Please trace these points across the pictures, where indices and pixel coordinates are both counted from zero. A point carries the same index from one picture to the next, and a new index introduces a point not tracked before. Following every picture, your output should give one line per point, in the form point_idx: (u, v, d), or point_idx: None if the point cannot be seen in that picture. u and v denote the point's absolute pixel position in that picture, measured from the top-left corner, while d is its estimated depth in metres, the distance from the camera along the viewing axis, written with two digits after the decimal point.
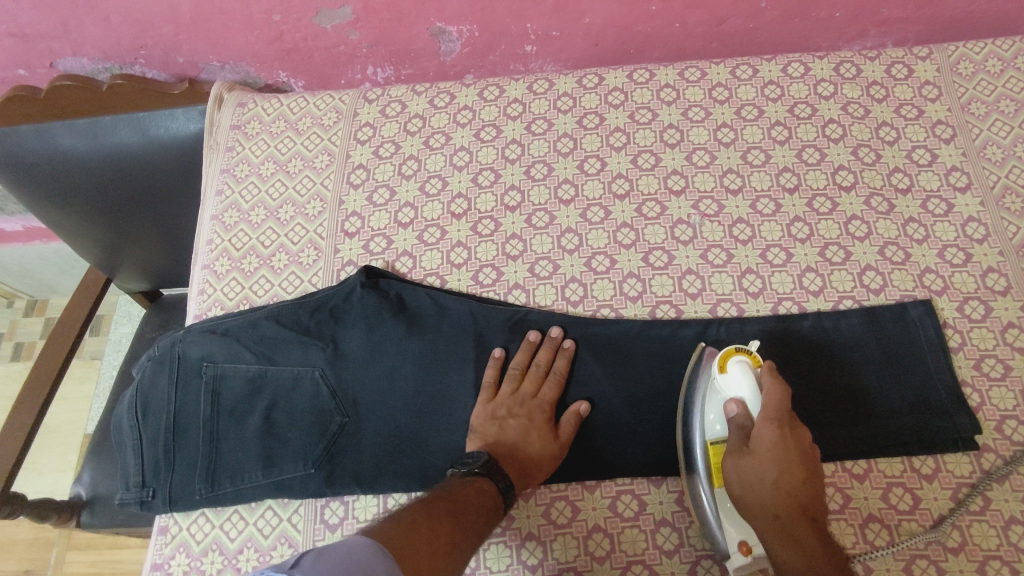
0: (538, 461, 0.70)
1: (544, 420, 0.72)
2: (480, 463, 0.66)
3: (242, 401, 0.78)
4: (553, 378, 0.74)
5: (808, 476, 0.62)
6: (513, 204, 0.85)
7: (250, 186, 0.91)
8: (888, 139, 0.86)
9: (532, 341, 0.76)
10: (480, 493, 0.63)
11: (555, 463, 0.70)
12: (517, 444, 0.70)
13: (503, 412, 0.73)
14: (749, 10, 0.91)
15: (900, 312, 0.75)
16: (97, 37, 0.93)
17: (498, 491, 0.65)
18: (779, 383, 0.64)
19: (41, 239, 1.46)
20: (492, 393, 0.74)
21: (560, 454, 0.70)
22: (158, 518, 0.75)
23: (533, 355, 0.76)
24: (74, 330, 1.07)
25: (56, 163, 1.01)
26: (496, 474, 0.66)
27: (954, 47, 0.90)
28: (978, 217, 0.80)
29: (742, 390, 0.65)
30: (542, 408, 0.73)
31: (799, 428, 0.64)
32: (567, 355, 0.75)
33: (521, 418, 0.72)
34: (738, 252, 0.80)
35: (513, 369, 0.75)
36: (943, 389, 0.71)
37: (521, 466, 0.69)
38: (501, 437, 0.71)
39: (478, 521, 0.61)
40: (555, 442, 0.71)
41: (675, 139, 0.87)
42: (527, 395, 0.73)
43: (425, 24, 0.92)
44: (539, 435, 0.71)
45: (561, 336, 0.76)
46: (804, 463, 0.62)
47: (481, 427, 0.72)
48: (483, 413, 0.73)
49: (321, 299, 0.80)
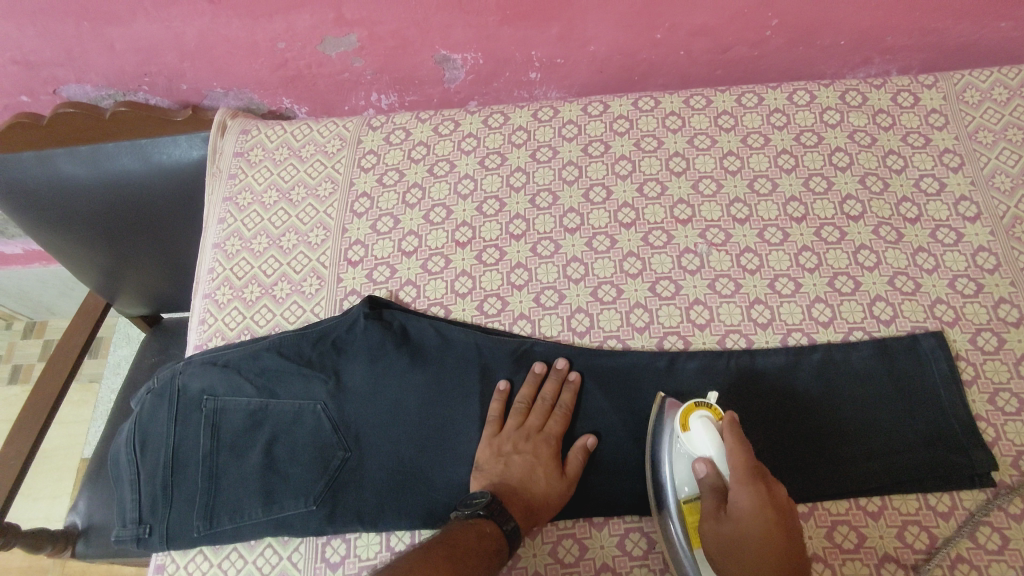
0: (544, 499, 0.68)
1: (550, 456, 0.70)
2: (483, 504, 0.65)
3: (242, 435, 0.76)
4: (559, 412, 0.73)
5: (789, 541, 0.59)
6: (518, 232, 0.84)
7: (252, 214, 0.91)
8: (895, 168, 0.85)
9: (537, 374, 0.75)
10: (481, 535, 0.62)
11: (562, 500, 0.69)
12: (523, 481, 0.69)
13: (508, 447, 0.71)
14: (754, 38, 0.91)
15: (911, 344, 0.74)
16: (101, 65, 0.92)
17: (502, 533, 0.64)
18: (742, 441, 0.61)
19: (41, 262, 1.44)
20: (497, 427, 0.73)
21: (567, 490, 0.69)
22: (155, 555, 0.74)
23: (538, 388, 0.75)
24: (72, 358, 1.06)
25: (57, 190, 1.00)
26: (500, 515, 0.64)
27: (960, 76, 0.90)
28: (988, 247, 0.79)
29: (707, 448, 0.63)
30: (548, 442, 0.71)
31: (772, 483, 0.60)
32: (572, 388, 0.74)
33: (526, 454, 0.70)
34: (747, 281, 0.79)
35: (518, 403, 0.74)
36: (955, 422, 0.70)
37: (528, 504, 0.68)
38: (507, 475, 0.69)
39: (481, 566, 0.60)
40: (562, 479, 0.69)
41: (681, 167, 0.87)
42: (532, 429, 0.72)
43: (429, 52, 0.92)
44: (545, 472, 0.69)
45: (567, 368, 0.75)
46: (782, 520, 0.59)
47: (486, 464, 0.70)
48: (488, 449, 0.71)
49: (323, 330, 0.79)
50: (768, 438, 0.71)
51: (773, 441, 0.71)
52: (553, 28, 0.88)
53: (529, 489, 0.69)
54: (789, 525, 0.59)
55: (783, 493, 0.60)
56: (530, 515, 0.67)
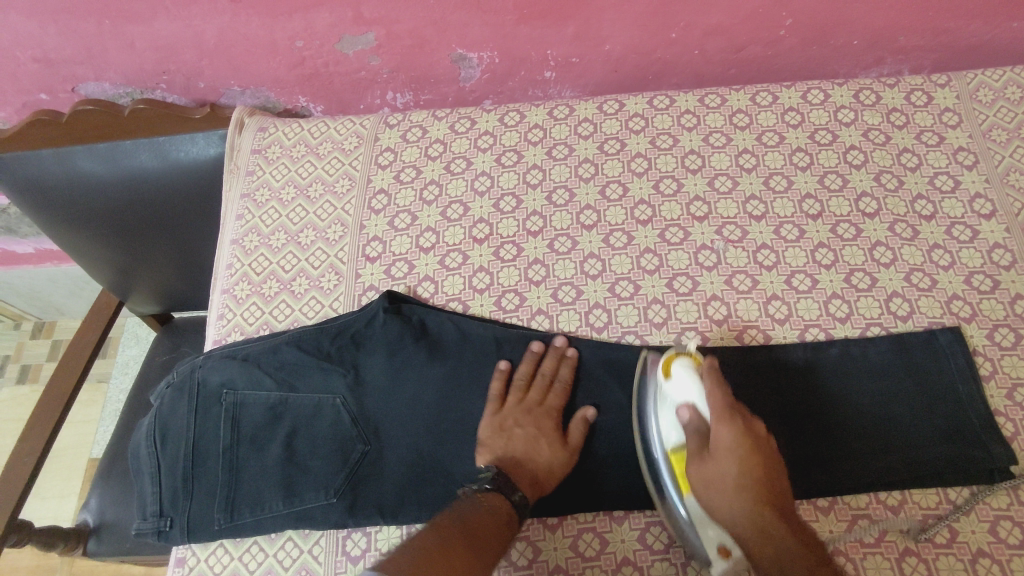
0: (549, 471, 0.69)
1: (552, 429, 0.71)
2: (490, 479, 0.66)
3: (263, 429, 0.76)
4: (558, 386, 0.74)
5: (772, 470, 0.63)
6: (536, 229, 0.85)
7: (271, 210, 0.91)
8: (909, 165, 0.85)
9: (536, 351, 0.76)
10: (491, 510, 0.63)
11: (566, 470, 0.70)
12: (528, 454, 0.69)
13: (511, 422, 0.72)
14: (769, 37, 0.91)
15: (928, 339, 0.74)
16: (121, 62, 0.93)
17: (510, 505, 0.65)
18: (721, 384, 0.65)
19: (52, 262, 1.45)
20: (499, 405, 0.73)
21: (570, 460, 0.70)
22: (176, 549, 0.74)
23: (537, 365, 0.76)
24: (86, 355, 1.06)
25: (75, 187, 1.01)
26: (507, 488, 0.65)
27: (973, 75, 0.90)
28: (1003, 244, 0.79)
29: (688, 394, 0.66)
30: (549, 415, 0.72)
31: (750, 419, 0.65)
32: (571, 363, 0.75)
33: (529, 428, 0.71)
34: (764, 278, 0.80)
35: (518, 379, 0.75)
36: (974, 417, 0.70)
37: (533, 477, 0.68)
38: (512, 448, 0.70)
39: (492, 541, 0.61)
40: (565, 450, 0.70)
41: (697, 164, 0.87)
42: (533, 404, 0.73)
43: (446, 50, 0.92)
44: (549, 444, 0.70)
45: (565, 345, 0.76)
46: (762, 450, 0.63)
47: (490, 439, 0.71)
48: (490, 425, 0.72)
49: (343, 325, 0.80)
50: (787, 433, 0.72)
51: (792, 435, 0.72)
52: (569, 27, 0.89)
53: (533, 462, 0.69)
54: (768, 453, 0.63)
55: (761, 427, 0.65)
56: (536, 487, 0.68)
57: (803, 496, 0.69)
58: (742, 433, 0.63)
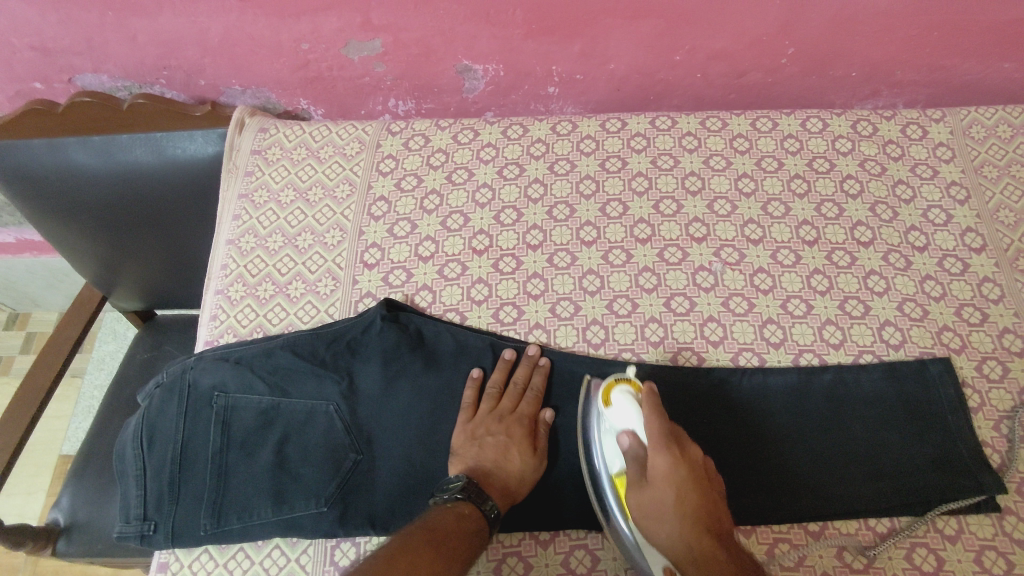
0: (518, 479, 0.69)
1: (522, 435, 0.72)
2: (460, 488, 0.65)
3: (254, 434, 0.75)
4: (530, 395, 0.74)
5: (708, 496, 0.62)
6: (536, 242, 0.85)
7: (268, 212, 0.90)
8: (904, 197, 0.87)
9: (508, 359, 0.76)
10: (460, 517, 0.63)
11: (535, 477, 0.71)
12: (499, 462, 0.69)
13: (482, 431, 0.72)
14: (770, 65, 0.93)
15: (920, 368, 0.75)
16: (121, 55, 0.92)
17: (480, 514, 0.64)
18: (657, 408, 0.64)
19: (32, 252, 1.42)
20: (471, 413, 0.73)
21: (538, 467, 0.71)
22: (159, 553, 0.72)
23: (509, 374, 0.76)
24: (67, 348, 1.03)
25: (65, 178, 0.99)
26: (478, 497, 0.65)
27: (967, 112, 0.93)
28: (992, 278, 0.81)
29: (627, 421, 0.65)
30: (520, 422, 0.72)
31: (685, 444, 0.63)
32: (543, 371, 0.76)
33: (500, 435, 0.71)
34: (760, 301, 0.81)
35: (491, 387, 0.75)
36: (963, 447, 0.71)
37: (502, 486, 0.68)
38: (481, 457, 0.70)
39: (462, 548, 0.61)
40: (534, 456, 0.71)
41: (697, 186, 0.88)
42: (505, 411, 0.73)
43: (451, 61, 0.92)
44: (519, 450, 0.70)
45: (538, 354, 0.77)
46: (697, 477, 0.62)
47: (462, 448, 0.71)
48: (462, 434, 0.72)
49: (339, 331, 0.79)
50: (778, 456, 0.72)
51: (787, 459, 0.72)
52: (575, 44, 0.89)
53: (504, 470, 0.69)
54: (703, 479, 0.62)
55: (696, 450, 0.64)
56: (507, 495, 0.68)
57: (794, 521, 0.69)
58: (677, 459, 0.62)
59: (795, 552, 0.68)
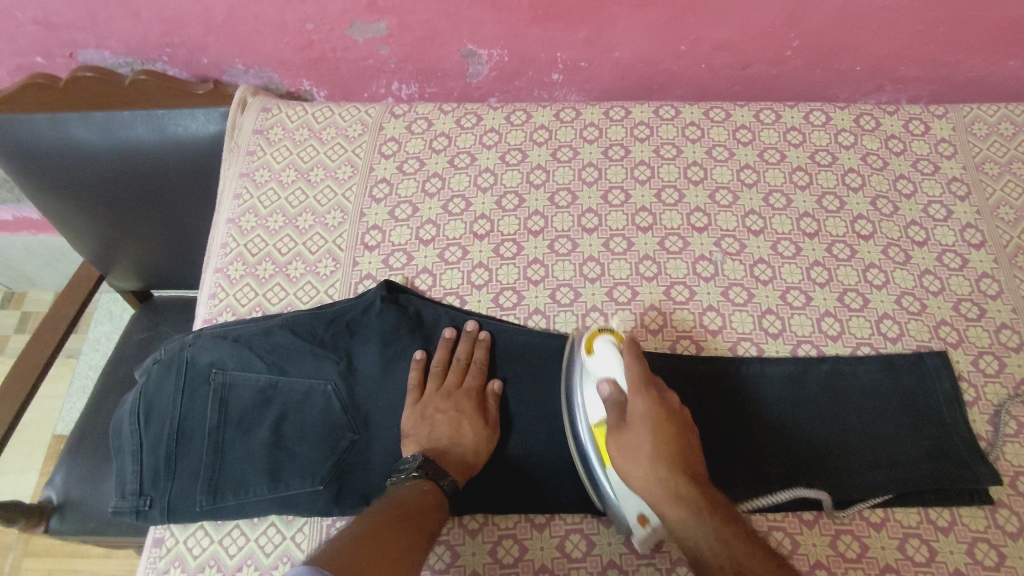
0: (475, 451, 0.71)
1: (473, 409, 0.73)
2: (417, 466, 0.66)
3: (251, 412, 0.75)
4: (474, 368, 0.75)
5: (685, 439, 0.64)
6: (537, 229, 0.85)
7: (270, 192, 0.90)
8: (905, 192, 0.87)
9: (449, 338, 0.77)
10: (422, 494, 0.64)
11: (491, 447, 0.72)
12: (452, 438, 0.70)
13: (432, 410, 0.73)
14: (775, 57, 0.93)
15: (916, 361, 0.76)
16: (124, 32, 0.91)
17: (440, 489, 0.65)
18: (640, 358, 0.67)
19: (30, 230, 1.41)
20: (419, 393, 0.74)
21: (492, 437, 0.72)
22: (154, 529, 0.72)
23: (451, 351, 0.77)
24: (64, 324, 1.03)
25: (66, 154, 0.98)
26: (436, 473, 0.66)
27: (969, 108, 0.93)
28: (991, 274, 0.81)
29: (609, 368, 0.67)
30: (468, 396, 0.73)
31: (666, 391, 0.66)
32: (484, 345, 0.76)
33: (450, 411, 0.72)
34: (760, 291, 0.81)
35: (435, 366, 0.76)
36: (959, 440, 0.72)
37: (460, 462, 0.70)
38: (433, 436, 0.70)
39: (428, 522, 0.62)
40: (487, 427, 0.72)
41: (699, 176, 0.88)
42: (452, 388, 0.74)
43: (456, 45, 0.92)
44: (471, 423, 0.72)
45: (477, 329, 0.78)
46: (676, 422, 0.64)
47: (414, 429, 0.71)
48: (413, 415, 0.73)
49: (338, 312, 0.78)
50: (775, 446, 0.72)
51: (783, 448, 0.72)
52: (581, 31, 0.89)
53: (459, 445, 0.71)
54: (682, 425, 0.64)
55: (676, 398, 0.66)
56: (464, 469, 0.70)
57: (789, 510, 0.70)
58: (657, 403, 0.64)
59: (770, 497, 0.69)
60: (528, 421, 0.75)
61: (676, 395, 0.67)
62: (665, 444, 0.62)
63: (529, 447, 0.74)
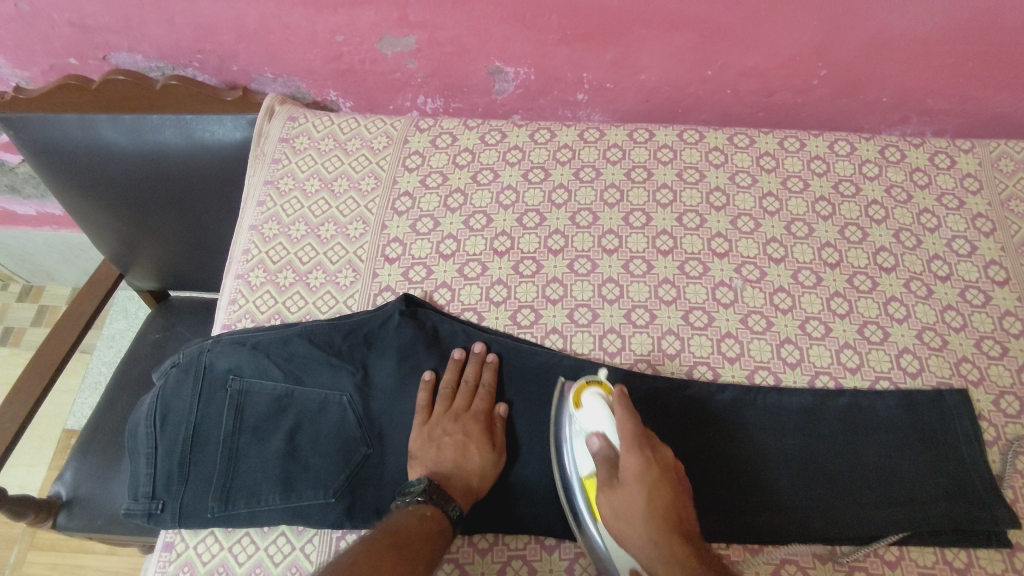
0: (480, 475, 0.70)
1: (480, 432, 0.72)
2: (422, 490, 0.66)
3: (266, 420, 0.75)
4: (482, 391, 0.75)
5: (677, 497, 0.61)
6: (557, 248, 0.85)
7: (293, 200, 0.90)
8: (929, 226, 0.87)
9: (457, 359, 0.76)
10: (423, 520, 0.63)
11: (496, 472, 0.71)
12: (459, 462, 0.70)
13: (439, 432, 0.72)
14: (801, 85, 0.93)
15: (936, 398, 0.75)
16: (157, 36, 0.93)
17: (444, 515, 0.65)
18: (630, 410, 0.64)
19: (52, 226, 1.43)
20: (426, 415, 0.73)
21: (497, 461, 0.72)
22: (164, 532, 0.73)
23: (459, 373, 0.76)
24: (83, 321, 1.04)
25: (94, 153, 1.00)
26: (440, 498, 0.65)
27: (996, 144, 0.92)
28: (1014, 312, 0.81)
29: (598, 422, 0.64)
30: (475, 419, 0.73)
31: (658, 446, 0.63)
32: (492, 367, 0.76)
33: (457, 434, 0.71)
34: (779, 320, 0.80)
35: (443, 389, 0.75)
36: (979, 480, 0.71)
37: (465, 485, 0.69)
38: (440, 460, 0.70)
39: (424, 548, 0.61)
40: (493, 451, 0.72)
41: (721, 202, 0.88)
42: (459, 411, 0.73)
43: (483, 61, 0.93)
44: (478, 447, 0.71)
45: (484, 351, 0.77)
46: (668, 477, 0.62)
47: (420, 451, 0.71)
48: (420, 437, 0.72)
49: (356, 324, 0.79)
50: (790, 477, 0.72)
51: (798, 480, 0.72)
52: (608, 52, 0.90)
53: (464, 468, 0.70)
54: (674, 480, 0.62)
55: (668, 451, 0.64)
56: (469, 494, 0.69)
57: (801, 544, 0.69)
58: (649, 461, 0.62)
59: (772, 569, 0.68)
60: (541, 443, 0.74)
61: (668, 447, 0.65)
62: (657, 503, 0.60)
63: (542, 469, 0.73)
